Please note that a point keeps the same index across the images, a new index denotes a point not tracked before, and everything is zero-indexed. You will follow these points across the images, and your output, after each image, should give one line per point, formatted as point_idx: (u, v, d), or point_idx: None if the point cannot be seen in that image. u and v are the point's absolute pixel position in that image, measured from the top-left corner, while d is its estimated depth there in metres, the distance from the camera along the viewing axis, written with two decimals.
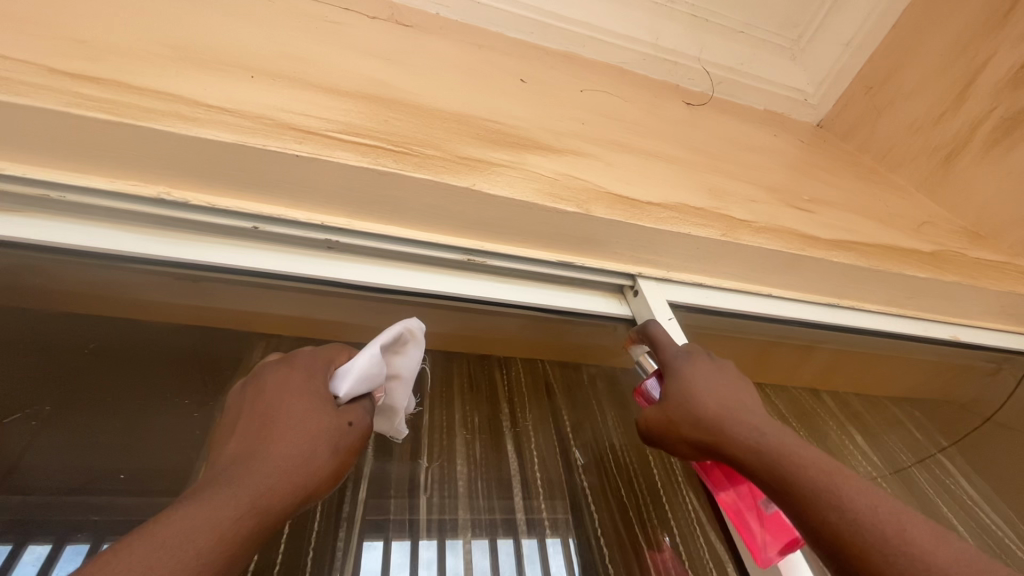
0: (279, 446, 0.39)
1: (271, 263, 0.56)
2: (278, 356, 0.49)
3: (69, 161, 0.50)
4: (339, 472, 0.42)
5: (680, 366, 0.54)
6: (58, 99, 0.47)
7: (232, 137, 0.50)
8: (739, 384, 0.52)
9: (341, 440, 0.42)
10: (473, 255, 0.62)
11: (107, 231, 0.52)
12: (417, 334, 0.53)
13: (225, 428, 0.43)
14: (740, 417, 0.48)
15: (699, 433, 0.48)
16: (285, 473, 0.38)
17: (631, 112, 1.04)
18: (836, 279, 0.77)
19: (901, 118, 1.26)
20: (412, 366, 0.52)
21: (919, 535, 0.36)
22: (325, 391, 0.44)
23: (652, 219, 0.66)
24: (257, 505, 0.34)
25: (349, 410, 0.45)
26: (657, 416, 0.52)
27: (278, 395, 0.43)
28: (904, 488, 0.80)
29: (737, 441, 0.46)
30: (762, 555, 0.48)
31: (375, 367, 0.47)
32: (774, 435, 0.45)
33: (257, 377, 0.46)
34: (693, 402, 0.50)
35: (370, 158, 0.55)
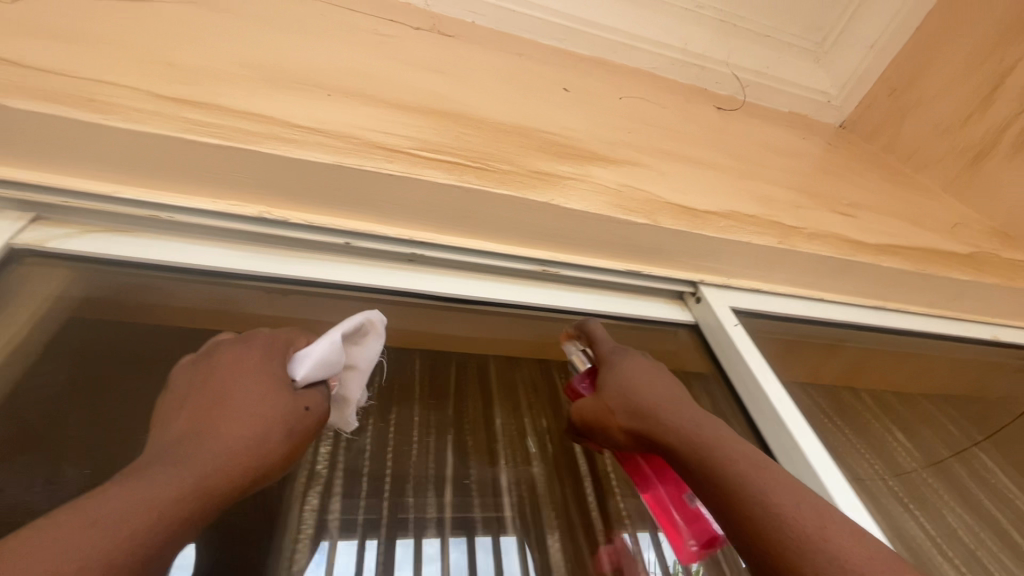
0: (229, 427, 0.39)
1: (361, 276, 0.58)
2: (233, 337, 0.49)
3: (176, 183, 0.52)
4: (291, 456, 0.42)
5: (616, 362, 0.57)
6: (171, 124, 0.50)
7: (331, 158, 0.53)
8: (668, 381, 0.56)
9: (296, 423, 0.43)
10: (548, 266, 0.65)
11: (207, 249, 0.54)
12: (378, 328, 0.54)
13: (170, 405, 0.42)
14: (675, 410, 0.51)
15: (636, 422, 0.51)
16: (234, 454, 0.38)
17: (670, 119, 1.07)
18: (880, 283, 0.80)
19: (927, 120, 1.29)
20: (369, 359, 0.53)
21: (837, 534, 0.38)
22: (281, 373, 0.45)
23: (713, 228, 0.69)
24: (204, 486, 0.35)
25: (308, 395, 0.45)
26: (595, 408, 0.55)
27: (231, 376, 0.43)
28: (946, 484, 0.77)
29: (671, 432, 0.49)
30: (683, 543, 0.54)
31: (334, 354, 0.47)
32: (709, 430, 0.48)
33: (211, 356, 0.46)
34: (631, 396, 0.53)
35: (456, 175, 0.57)
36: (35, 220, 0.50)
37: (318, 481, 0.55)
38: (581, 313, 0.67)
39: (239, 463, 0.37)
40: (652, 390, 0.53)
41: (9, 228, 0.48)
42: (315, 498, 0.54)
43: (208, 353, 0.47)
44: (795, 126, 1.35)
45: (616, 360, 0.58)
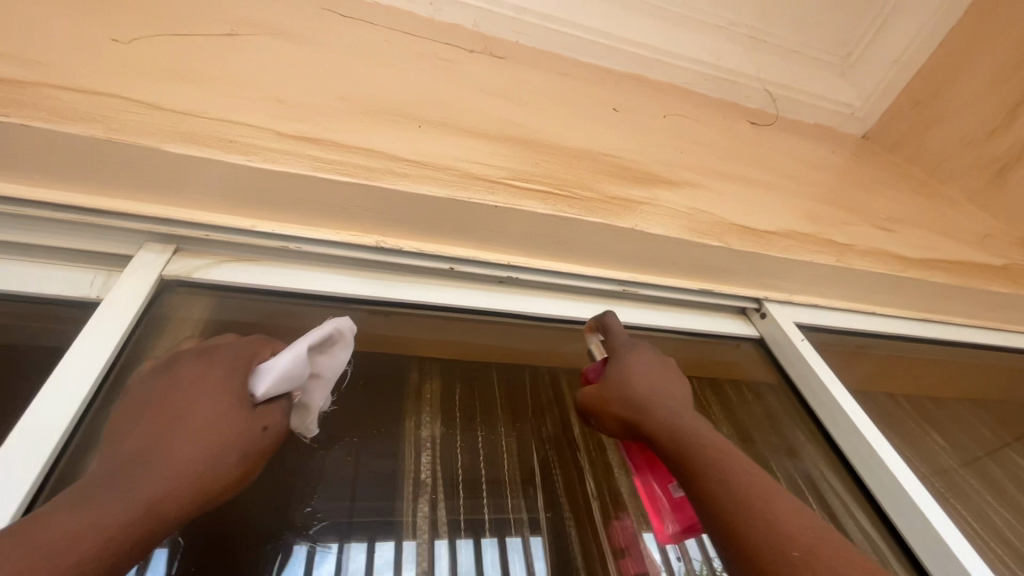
0: (181, 447, 0.39)
1: (460, 299, 0.63)
2: (199, 347, 0.47)
3: (302, 216, 0.56)
4: (245, 475, 0.41)
5: (623, 356, 0.60)
6: (301, 162, 0.54)
7: (443, 192, 0.57)
8: (671, 381, 0.59)
9: (252, 444, 0.42)
10: (628, 286, 0.69)
11: (325, 276, 0.58)
12: (346, 338, 0.53)
13: (128, 415, 0.42)
14: (660, 401, 0.55)
15: (626, 411, 0.55)
16: (183, 477, 0.37)
17: (712, 135, 1.11)
18: (924, 295, 0.86)
19: (951, 133, 1.35)
20: (335, 368, 0.51)
21: (778, 507, 0.43)
22: (242, 391, 0.44)
23: (776, 248, 0.73)
24: (152, 509, 0.35)
25: (264, 414, 0.44)
26: (594, 393, 0.59)
27: (190, 392, 0.42)
28: (982, 480, 0.79)
29: (653, 420, 0.53)
30: (664, 531, 0.56)
31: (299, 366, 0.46)
32: (687, 420, 0.53)
33: (172, 369, 0.45)
34: (627, 386, 0.57)
35: (550, 205, 0.62)
36: (177, 252, 0.54)
37: (425, 489, 0.57)
38: (659, 330, 0.71)
39: (189, 486, 0.37)
40: (644, 381, 0.57)
41: (159, 261, 0.52)
42: (424, 504, 0.56)
43: (170, 364, 0.45)
44: (824, 138, 1.40)
45: (623, 354, 0.60)
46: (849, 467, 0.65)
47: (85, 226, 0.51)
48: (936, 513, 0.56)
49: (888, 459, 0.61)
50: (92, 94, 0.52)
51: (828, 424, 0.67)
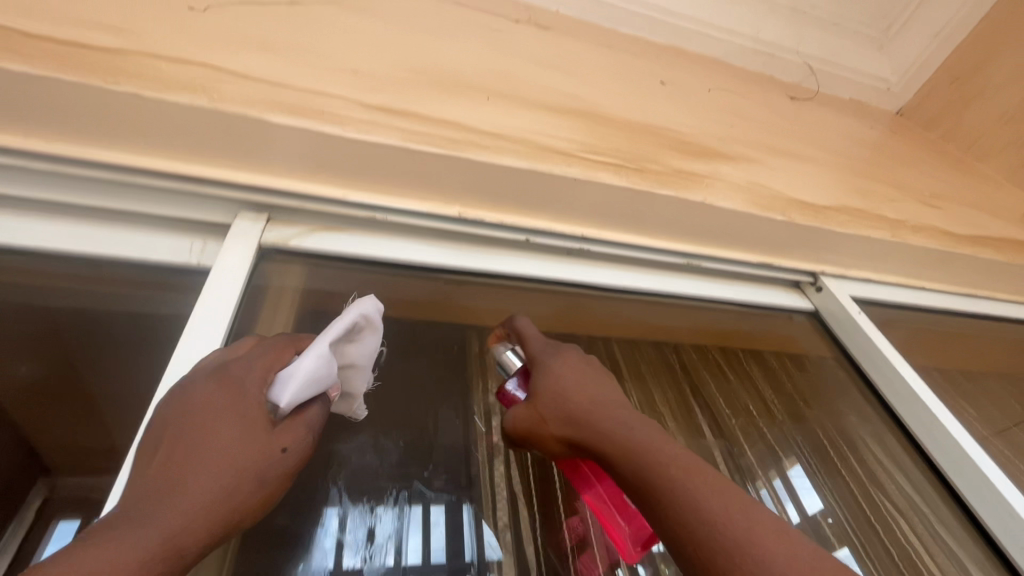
0: (195, 478, 0.34)
1: (533, 269, 0.65)
2: (213, 365, 0.41)
3: (392, 187, 0.58)
4: (265, 503, 0.37)
5: (546, 363, 0.51)
6: (392, 134, 0.55)
7: (527, 164, 0.59)
8: (606, 380, 0.50)
9: (271, 468, 0.37)
10: (692, 259, 0.72)
11: (407, 245, 0.60)
12: (373, 322, 0.48)
13: (144, 448, 0.37)
14: (607, 412, 0.46)
15: (570, 429, 0.46)
16: (201, 509, 0.33)
17: (756, 110, 1.11)
18: (969, 271, 0.88)
19: (990, 110, 1.33)
20: (368, 354, 0.48)
21: (764, 536, 0.36)
22: (256, 410, 0.38)
23: (835, 223, 0.75)
24: (169, 545, 0.31)
25: (285, 432, 0.39)
26: (524, 417, 0.49)
27: (201, 419, 0.37)
28: (1011, 447, 0.82)
29: (604, 436, 0.45)
30: (626, 548, 0.49)
31: (324, 369, 0.42)
32: (641, 430, 0.44)
33: (186, 394, 0.39)
34: (561, 401, 0.47)
35: (625, 178, 0.63)
36: (268, 220, 0.56)
37: (498, 454, 0.59)
38: (720, 300, 0.74)
39: (205, 521, 0.33)
40: (579, 392, 0.48)
41: (256, 229, 0.54)
42: (499, 467, 0.59)
43: (184, 388, 0.39)
44: (861, 114, 1.39)
45: (544, 360, 0.51)
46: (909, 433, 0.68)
47: (185, 194, 0.53)
48: (992, 473, 0.60)
49: (945, 422, 0.64)
50: (188, 64, 0.53)
51: (886, 390, 0.71)
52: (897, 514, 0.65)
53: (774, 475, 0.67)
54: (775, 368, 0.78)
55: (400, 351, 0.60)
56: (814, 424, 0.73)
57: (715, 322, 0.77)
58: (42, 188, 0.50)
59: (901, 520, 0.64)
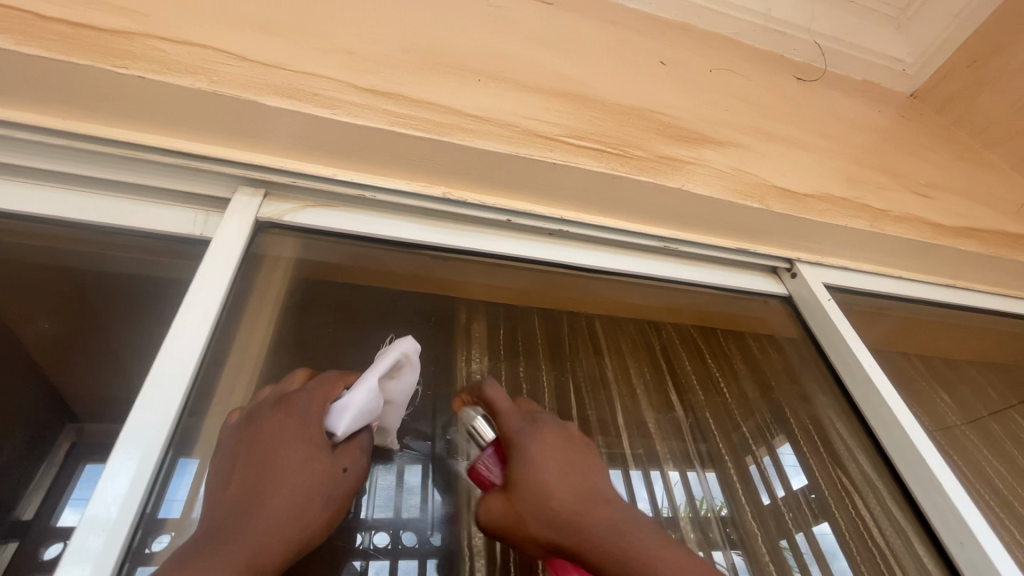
0: (273, 500, 0.41)
1: (516, 248, 0.68)
2: (275, 396, 0.49)
3: (379, 167, 0.61)
4: (333, 518, 0.44)
5: (526, 449, 0.50)
6: (380, 117, 0.58)
7: (508, 149, 0.62)
8: (582, 463, 0.52)
9: (337, 487, 0.44)
10: (668, 243, 0.74)
11: (389, 221, 0.63)
12: (412, 360, 0.54)
13: (219, 467, 0.44)
14: (594, 510, 0.47)
15: (556, 532, 0.46)
16: (279, 529, 0.40)
17: (757, 93, 1.11)
18: (952, 262, 0.90)
19: (1004, 96, 1.30)
20: (404, 391, 0.54)
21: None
22: (320, 436, 0.46)
23: (814, 212, 0.77)
24: (255, 560, 0.37)
25: (344, 454, 0.47)
26: (504, 513, 0.47)
27: (272, 443, 0.44)
28: (979, 435, 0.92)
29: (594, 540, 0.45)
30: None
31: (371, 403, 0.48)
32: (632, 532, 0.46)
33: (254, 421, 0.46)
34: (547, 498, 0.47)
35: (604, 163, 0.66)
36: (265, 195, 0.60)
37: None
38: (695, 284, 0.76)
39: (284, 538, 0.40)
40: (562, 486, 0.48)
41: (253, 204, 0.58)
42: None
43: (251, 415, 0.47)
44: (871, 97, 1.37)
45: (522, 445, 0.51)
46: (858, 413, 0.70)
47: (188, 170, 0.57)
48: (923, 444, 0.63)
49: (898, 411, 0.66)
50: (189, 45, 0.56)
51: (845, 377, 0.72)
52: (853, 492, 0.68)
53: (764, 453, 0.72)
54: (752, 350, 0.82)
55: (378, 323, 0.65)
56: (784, 407, 0.76)
57: (692, 304, 0.80)
58: (58, 163, 0.55)
59: (855, 496, 0.67)
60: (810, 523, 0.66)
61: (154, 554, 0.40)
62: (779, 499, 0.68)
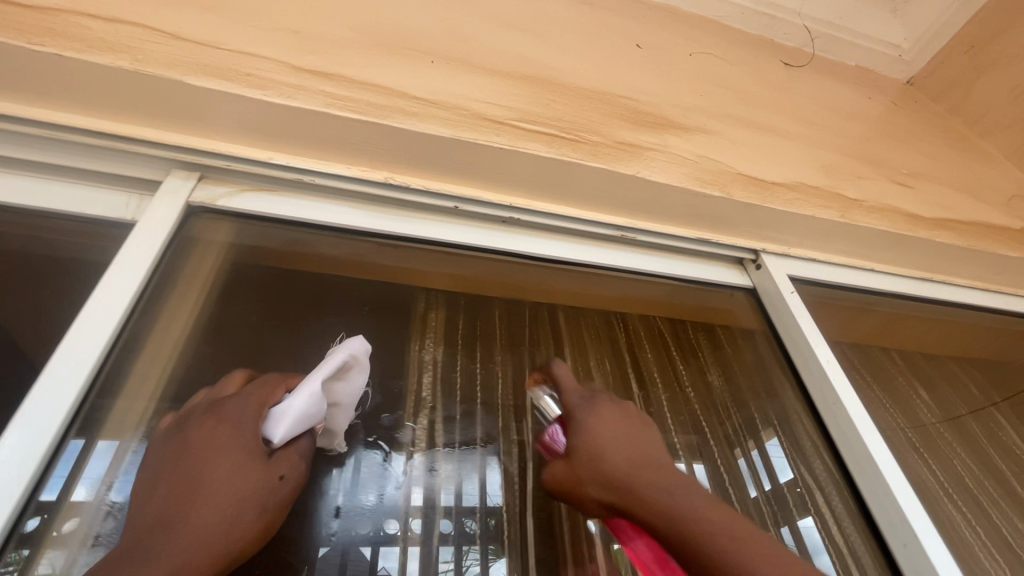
0: (201, 513, 0.40)
1: (465, 236, 0.67)
2: (208, 401, 0.48)
3: (316, 151, 0.59)
4: (266, 526, 0.44)
5: (583, 419, 0.55)
6: (314, 99, 0.56)
7: (450, 133, 0.59)
8: (641, 434, 0.55)
9: (270, 495, 0.44)
10: (626, 232, 0.72)
11: (334, 207, 0.62)
12: (361, 360, 0.56)
13: (141, 480, 0.42)
14: (648, 474, 0.50)
15: (611, 493, 0.50)
16: (207, 543, 0.39)
17: (739, 78, 1.07)
18: (929, 255, 0.87)
19: (1002, 83, 1.25)
20: (352, 393, 0.55)
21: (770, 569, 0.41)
22: (255, 443, 0.45)
23: (780, 201, 0.74)
24: None
25: (281, 462, 0.46)
26: (566, 474, 0.53)
27: (202, 451, 0.43)
28: (956, 433, 0.90)
29: (645, 500, 0.47)
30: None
31: (313, 406, 0.48)
32: (683, 494, 0.47)
33: (183, 429, 0.45)
34: (600, 461, 0.51)
35: (554, 148, 0.64)
36: (201, 178, 0.58)
37: (425, 405, 0.65)
38: (654, 274, 0.75)
39: (211, 552, 0.39)
40: (617, 452, 0.52)
41: (186, 186, 0.56)
42: (423, 419, 0.64)
43: (181, 423, 0.46)
44: (864, 82, 1.33)
45: (580, 417, 0.55)
46: (814, 411, 0.68)
47: (118, 152, 0.55)
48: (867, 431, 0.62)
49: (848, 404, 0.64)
50: (118, 23, 0.55)
51: (803, 373, 0.70)
52: (814, 490, 0.64)
53: (739, 454, 0.68)
54: (720, 340, 0.80)
55: (319, 309, 0.64)
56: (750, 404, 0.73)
57: (652, 294, 0.78)
58: None
59: (817, 495, 0.64)
60: (795, 515, 0.63)
61: (32, 532, 0.38)
62: (767, 491, 0.65)
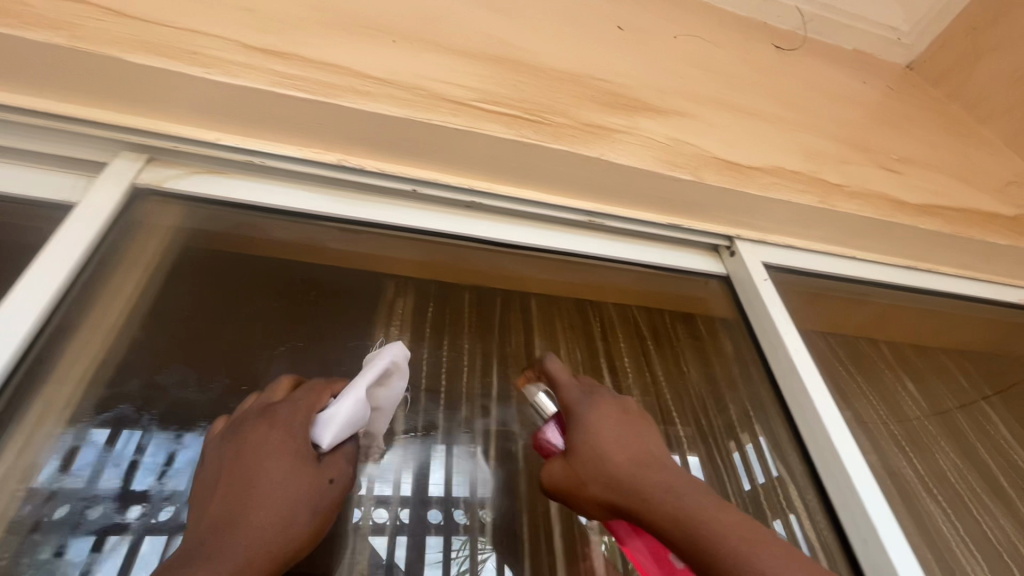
0: (257, 513, 0.41)
1: (427, 221, 0.65)
2: (259, 406, 0.50)
3: (267, 132, 0.58)
4: (318, 528, 0.45)
5: (585, 417, 0.52)
6: (261, 78, 0.54)
7: (404, 113, 0.58)
8: (643, 432, 0.52)
9: (322, 497, 0.45)
10: (594, 217, 0.70)
11: (291, 191, 0.61)
12: (401, 367, 0.57)
13: (201, 485, 0.45)
14: (649, 474, 0.47)
15: (614, 495, 0.47)
16: (264, 542, 0.40)
17: (726, 61, 1.04)
18: (915, 243, 0.84)
19: (1003, 66, 1.21)
20: (392, 398, 0.56)
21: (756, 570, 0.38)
22: (305, 447, 0.46)
23: (755, 185, 0.72)
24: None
25: (331, 465, 0.47)
26: (565, 475, 0.50)
27: (257, 455, 0.45)
28: (943, 428, 0.88)
29: (649, 500, 0.45)
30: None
31: (358, 413, 0.49)
32: (688, 494, 0.44)
33: (239, 434, 0.47)
34: (603, 463, 0.48)
35: (514, 130, 0.62)
36: (149, 160, 0.57)
37: None
38: (624, 261, 0.72)
39: (268, 551, 0.40)
40: (621, 452, 0.49)
41: (131, 168, 0.55)
42: None
43: (235, 428, 0.48)
44: (861, 67, 1.29)
45: (582, 416, 0.52)
46: (785, 406, 0.65)
47: (64, 132, 0.54)
48: (832, 421, 0.60)
49: (815, 395, 0.62)
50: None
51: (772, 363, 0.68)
52: (786, 481, 0.62)
53: (734, 447, 0.67)
54: (700, 333, 0.78)
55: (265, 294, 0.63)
56: (728, 397, 0.72)
57: (623, 282, 0.76)
58: None
59: (785, 489, 0.62)
60: (771, 516, 0.61)
61: None
62: (751, 490, 0.63)
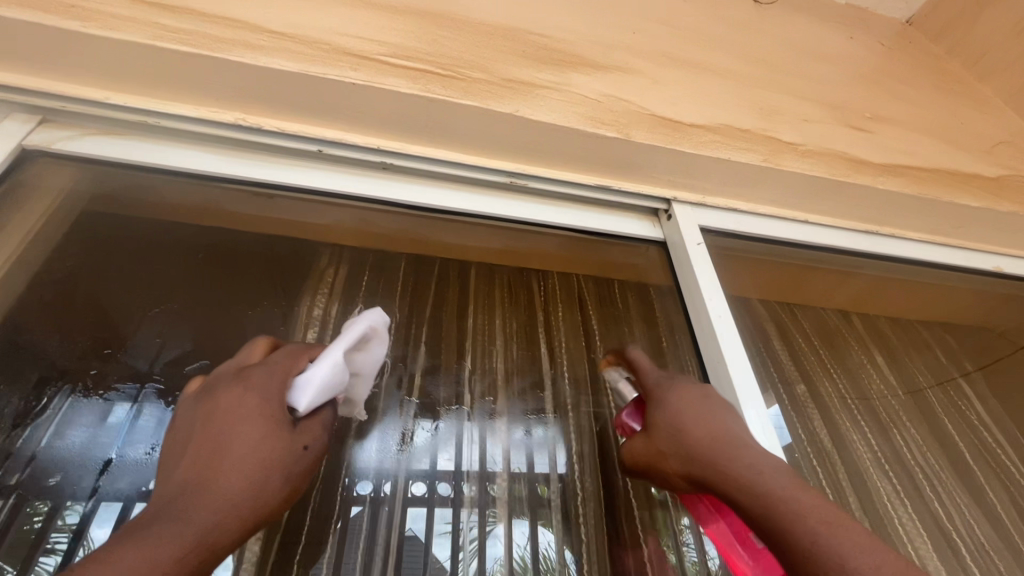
0: (226, 478, 0.39)
1: (339, 183, 0.63)
2: (235, 369, 0.46)
3: (159, 91, 0.56)
4: (291, 495, 0.42)
5: (667, 397, 0.49)
6: (141, 31, 0.52)
7: (296, 67, 0.55)
8: (723, 412, 0.48)
9: (295, 465, 0.42)
10: (515, 178, 0.67)
11: (191, 152, 0.60)
12: (381, 332, 0.53)
13: (173, 443, 0.42)
14: (738, 450, 0.44)
15: (693, 468, 0.45)
16: (230, 509, 0.38)
17: (693, 15, 0.97)
18: (878, 206, 0.78)
19: (1007, 16, 1.11)
20: (372, 363, 0.53)
21: None
22: (280, 411, 0.42)
23: (691, 144, 0.67)
24: (203, 541, 0.36)
25: (305, 431, 0.44)
26: (646, 450, 0.48)
27: (228, 419, 0.41)
28: (915, 406, 0.83)
29: (734, 479, 0.42)
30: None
31: (335, 377, 0.46)
32: (773, 475, 0.41)
33: (211, 396, 0.43)
34: (683, 437, 0.46)
35: (420, 85, 0.58)
36: (43, 122, 0.57)
37: None
38: (552, 225, 0.69)
39: (235, 516, 0.38)
40: (700, 425, 0.46)
41: (21, 131, 0.55)
42: None
43: (210, 389, 0.44)
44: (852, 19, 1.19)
45: (660, 391, 0.50)
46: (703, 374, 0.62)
47: None
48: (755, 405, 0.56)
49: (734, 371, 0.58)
50: None
51: (696, 330, 0.64)
52: None
53: None
54: (648, 304, 0.74)
55: (139, 257, 0.61)
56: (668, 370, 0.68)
57: (558, 248, 0.73)
58: None
59: None
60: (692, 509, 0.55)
61: None
62: None
